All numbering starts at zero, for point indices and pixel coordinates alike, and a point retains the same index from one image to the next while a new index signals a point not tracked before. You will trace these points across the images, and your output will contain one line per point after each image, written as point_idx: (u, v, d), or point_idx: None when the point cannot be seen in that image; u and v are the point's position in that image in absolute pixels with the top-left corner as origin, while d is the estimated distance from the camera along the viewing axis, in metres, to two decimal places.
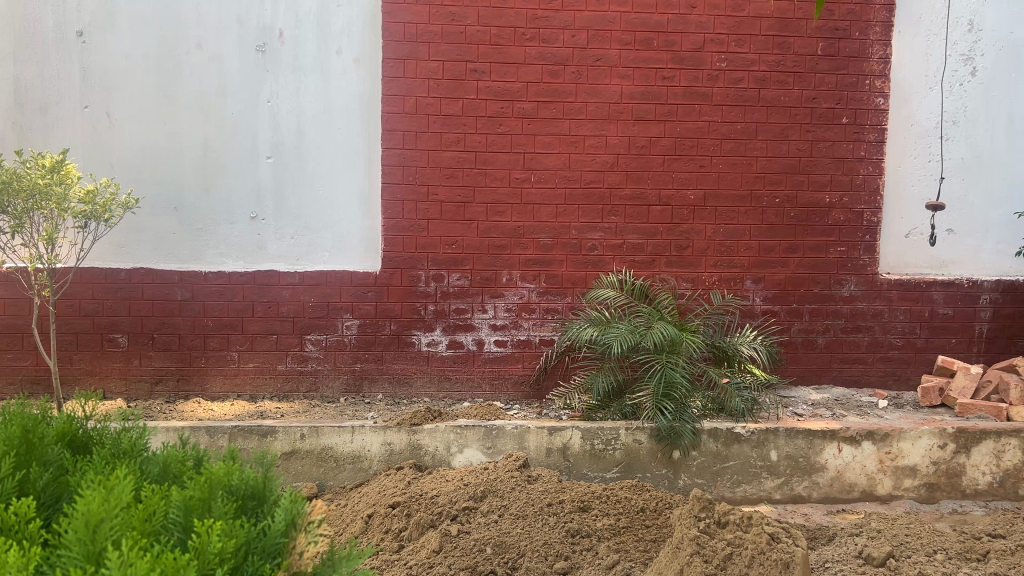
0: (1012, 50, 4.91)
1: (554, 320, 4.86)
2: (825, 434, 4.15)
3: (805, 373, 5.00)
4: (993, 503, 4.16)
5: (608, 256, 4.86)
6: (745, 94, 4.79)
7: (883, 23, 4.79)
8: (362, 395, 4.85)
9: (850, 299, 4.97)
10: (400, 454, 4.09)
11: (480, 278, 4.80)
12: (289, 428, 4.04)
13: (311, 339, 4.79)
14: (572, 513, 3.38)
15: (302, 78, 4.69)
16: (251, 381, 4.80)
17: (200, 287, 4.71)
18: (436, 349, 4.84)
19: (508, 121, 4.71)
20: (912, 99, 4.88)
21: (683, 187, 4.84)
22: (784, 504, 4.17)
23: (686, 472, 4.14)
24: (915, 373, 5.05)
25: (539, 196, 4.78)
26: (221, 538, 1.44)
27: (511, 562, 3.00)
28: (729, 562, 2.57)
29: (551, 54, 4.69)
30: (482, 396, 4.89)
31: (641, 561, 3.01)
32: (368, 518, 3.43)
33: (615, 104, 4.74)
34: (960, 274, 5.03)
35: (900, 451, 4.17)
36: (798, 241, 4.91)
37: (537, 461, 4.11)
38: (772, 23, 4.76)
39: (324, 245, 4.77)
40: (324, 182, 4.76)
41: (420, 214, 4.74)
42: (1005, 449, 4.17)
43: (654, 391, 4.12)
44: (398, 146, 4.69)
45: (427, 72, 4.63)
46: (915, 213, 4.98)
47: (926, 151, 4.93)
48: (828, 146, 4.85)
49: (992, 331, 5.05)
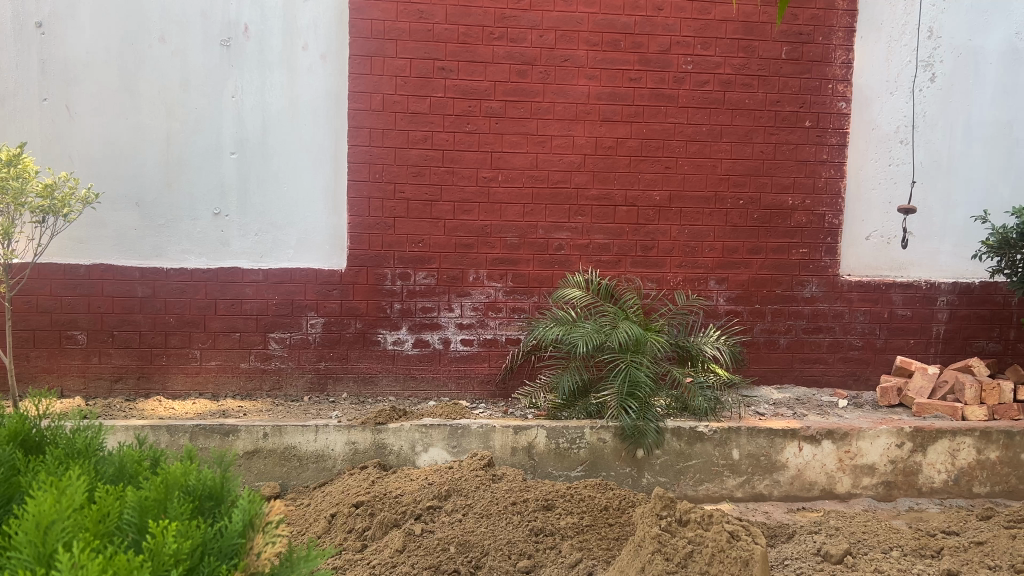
0: (971, 57, 4.99)
1: (520, 319, 4.87)
2: (786, 433, 4.21)
3: (767, 373, 5.07)
4: (948, 500, 4.25)
5: (574, 256, 4.88)
6: (710, 96, 4.84)
7: (846, 28, 4.86)
8: (326, 394, 4.82)
9: (812, 300, 5.04)
10: (365, 454, 4.07)
11: (447, 277, 4.80)
12: (252, 428, 4.00)
13: (275, 338, 4.75)
14: (536, 511, 3.39)
15: (268, 74, 4.65)
16: (213, 379, 4.75)
17: (162, 284, 4.65)
18: (401, 348, 4.82)
19: (475, 120, 4.71)
20: (873, 104, 4.96)
21: (649, 187, 4.87)
22: (746, 502, 4.22)
23: (650, 471, 4.17)
24: (874, 372, 5.13)
25: (506, 196, 4.78)
26: (175, 538, 1.42)
27: (475, 562, 3.00)
28: (689, 560, 2.59)
29: (519, 54, 4.69)
30: (448, 396, 4.89)
31: (604, 559, 3.02)
32: (331, 519, 3.41)
33: (582, 105, 4.76)
34: (919, 276, 5.11)
35: (859, 450, 4.24)
36: (761, 242, 4.97)
37: (502, 460, 4.12)
38: (737, 27, 4.81)
39: (289, 242, 4.73)
40: (289, 178, 4.72)
41: (387, 212, 4.72)
42: (960, 448, 4.26)
43: (619, 390, 4.14)
44: (364, 143, 4.66)
45: (394, 70, 4.61)
46: (876, 215, 5.06)
47: (887, 155, 5.01)
48: (791, 148, 4.92)
49: (949, 332, 5.13)
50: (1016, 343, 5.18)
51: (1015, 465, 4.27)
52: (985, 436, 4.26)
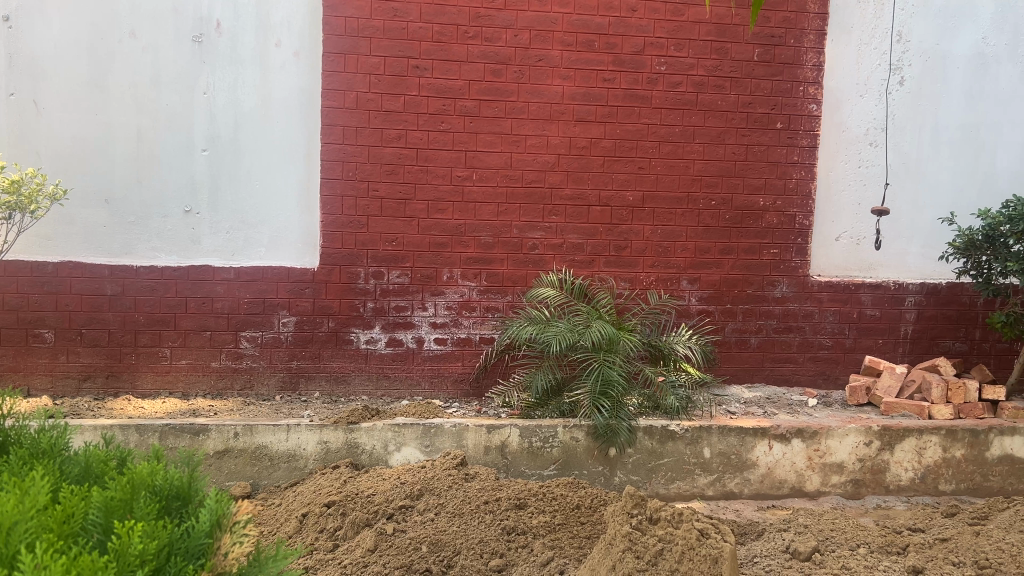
0: (939, 61, 5.05)
1: (494, 318, 4.87)
2: (756, 431, 4.25)
3: (737, 372, 5.12)
4: (914, 498, 4.32)
5: (548, 255, 4.89)
6: (683, 97, 4.87)
7: (817, 31, 4.91)
8: (299, 393, 4.80)
9: (782, 300, 5.09)
10: (337, 453, 4.05)
11: (421, 276, 4.79)
12: (223, 427, 3.97)
13: (246, 336, 4.72)
14: (509, 510, 3.40)
15: (240, 70, 4.61)
16: (183, 378, 4.71)
17: (132, 281, 4.60)
18: (375, 347, 4.81)
19: (449, 119, 4.70)
20: (843, 106, 5.02)
21: (623, 188, 4.90)
22: (717, 500, 4.26)
23: (622, 469, 4.19)
24: (843, 372, 5.19)
25: (480, 195, 4.78)
26: (142, 539, 1.41)
27: (447, 560, 3.00)
28: (660, 558, 2.61)
29: (493, 53, 4.69)
30: (421, 394, 4.88)
31: (575, 557, 3.04)
32: (303, 518, 3.39)
33: (556, 105, 4.78)
34: (887, 276, 5.18)
35: (828, 449, 4.29)
36: (733, 243, 5.02)
37: (475, 459, 4.12)
38: (710, 29, 4.85)
39: (261, 240, 4.71)
40: (261, 176, 4.69)
41: (360, 211, 4.70)
42: (927, 446, 4.32)
43: (592, 389, 4.16)
44: (338, 141, 4.64)
45: (368, 68, 4.59)
46: (846, 216, 5.12)
47: (856, 157, 5.07)
48: (763, 150, 4.96)
49: (917, 331, 5.19)
50: (982, 343, 5.24)
51: (980, 463, 4.35)
52: (951, 435, 4.33)
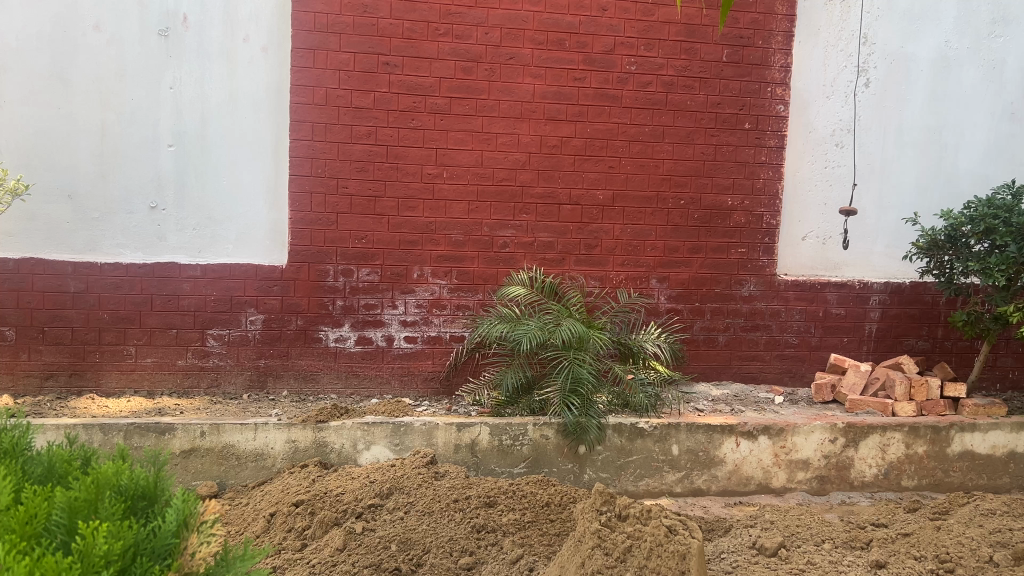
0: (904, 64, 5.13)
1: (464, 316, 4.87)
2: (724, 429, 4.30)
3: (705, 370, 5.17)
4: (878, 494, 4.39)
5: (519, 254, 4.89)
6: (653, 97, 4.90)
7: (785, 33, 4.97)
8: (267, 391, 4.76)
9: (749, 299, 5.15)
10: (305, 452, 4.03)
11: (391, 274, 4.78)
12: (189, 426, 3.92)
13: (213, 334, 4.67)
14: (479, 508, 3.41)
15: (207, 65, 4.56)
16: (148, 376, 4.66)
17: (96, 279, 4.53)
18: (344, 345, 4.79)
19: (420, 116, 4.69)
20: (810, 107, 5.08)
21: (593, 187, 4.92)
22: (685, 497, 4.30)
23: (592, 467, 4.22)
24: (809, 370, 5.26)
25: (451, 192, 4.77)
26: (106, 540, 1.39)
27: (416, 559, 3.00)
28: (629, 555, 2.62)
29: (464, 51, 4.68)
30: (391, 392, 4.86)
31: (545, 555, 3.04)
32: (270, 518, 3.36)
33: (527, 103, 4.78)
34: (852, 276, 5.25)
35: (794, 446, 4.34)
36: (701, 242, 5.06)
37: (444, 458, 4.11)
38: (679, 29, 4.88)
39: (228, 237, 4.66)
40: (229, 172, 4.65)
41: (329, 208, 4.66)
42: (890, 443, 4.39)
43: (562, 387, 4.17)
44: (307, 137, 4.60)
45: (338, 63, 4.56)
46: (812, 215, 5.19)
47: (823, 157, 5.14)
48: (731, 150, 5.01)
49: (881, 330, 5.27)
50: (944, 341, 5.33)
51: (941, 459, 4.43)
52: (913, 431, 4.40)
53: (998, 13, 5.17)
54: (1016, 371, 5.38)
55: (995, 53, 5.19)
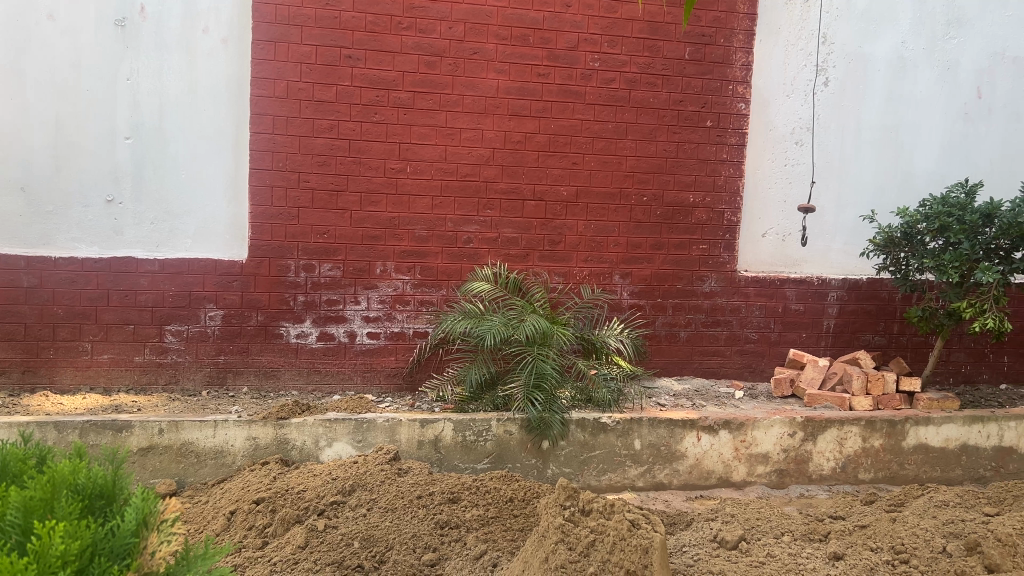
0: (862, 64, 5.21)
1: (428, 312, 4.85)
2: (685, 423, 4.33)
3: (667, 365, 5.21)
4: (835, 486, 4.47)
5: (483, 249, 4.89)
6: (617, 94, 4.92)
7: (746, 31, 5.02)
8: (226, 388, 4.70)
9: (710, 295, 5.20)
10: (266, 449, 3.99)
11: (353, 269, 4.74)
12: (147, 423, 3.86)
13: (171, 330, 4.61)
14: (442, 504, 3.40)
15: (165, 56, 4.48)
16: (105, 373, 4.58)
17: (50, 273, 4.43)
18: (305, 341, 4.74)
19: (383, 110, 4.65)
20: (771, 105, 5.14)
21: (557, 183, 4.92)
22: (647, 491, 4.33)
23: (555, 462, 4.24)
24: (769, 365, 5.33)
25: (414, 187, 4.75)
26: (64, 540, 1.37)
27: (379, 556, 2.98)
28: (592, 549, 2.63)
29: (428, 45, 4.66)
30: (354, 389, 4.83)
31: (508, 550, 3.05)
32: (231, 516, 3.32)
33: (491, 98, 4.76)
34: (811, 272, 5.32)
35: (754, 440, 4.40)
36: (663, 238, 5.10)
37: (407, 454, 4.10)
38: (643, 26, 4.90)
39: (186, 231, 4.59)
40: (187, 166, 4.57)
41: (290, 202, 4.61)
42: (847, 437, 4.47)
43: (526, 382, 4.17)
44: (267, 130, 4.54)
45: (299, 56, 4.51)
46: (772, 213, 5.25)
47: (783, 155, 5.20)
48: (693, 147, 5.05)
49: (839, 326, 5.35)
50: (899, 337, 5.43)
51: (896, 452, 4.52)
52: (870, 425, 4.49)
53: (952, 15, 5.27)
54: (968, 366, 5.51)
55: (949, 54, 5.30)
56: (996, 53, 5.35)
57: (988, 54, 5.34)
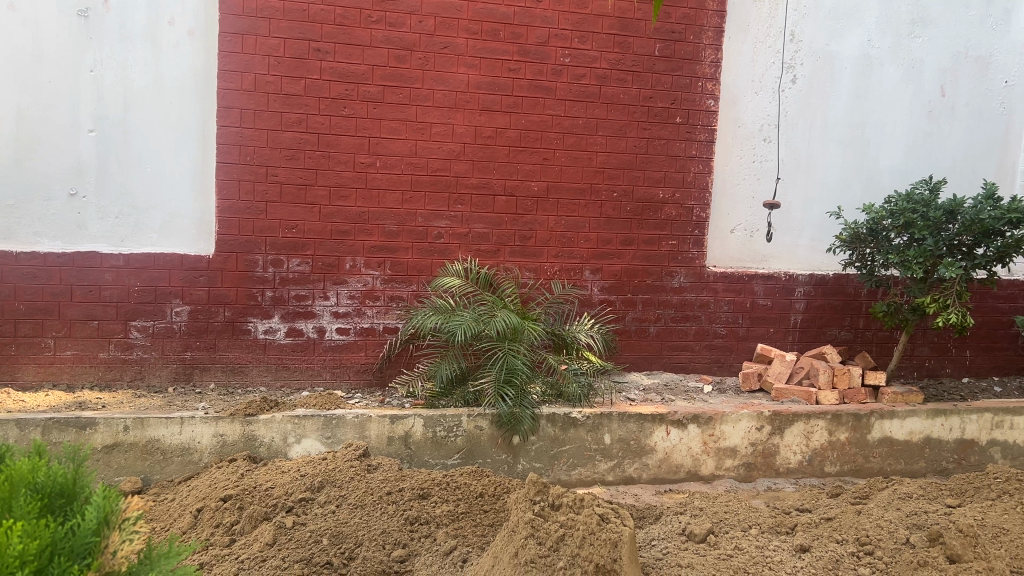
0: (829, 61, 5.27)
1: (398, 308, 4.84)
2: (655, 418, 4.36)
3: (637, 360, 5.23)
4: (802, 479, 4.52)
5: (453, 244, 4.88)
6: (587, 90, 4.93)
7: (715, 28, 5.04)
8: (193, 384, 4.65)
9: (680, 290, 5.23)
10: (233, 446, 3.95)
11: (322, 264, 4.70)
12: (112, 420, 3.81)
13: (137, 326, 4.54)
14: (412, 500, 3.39)
15: (130, 48, 4.41)
16: (68, 370, 4.50)
17: (11, 268, 4.35)
18: (273, 337, 4.70)
19: (352, 104, 4.61)
20: (739, 102, 5.18)
21: (527, 178, 4.92)
22: (616, 486, 4.35)
23: (525, 457, 4.24)
24: (737, 359, 5.38)
25: (384, 182, 4.72)
26: (21, 539, 1.34)
27: (348, 552, 2.97)
28: (562, 544, 2.63)
29: (398, 39, 4.62)
30: (323, 385, 4.80)
31: (478, 546, 3.05)
32: (197, 513, 3.27)
33: (461, 93, 4.75)
34: (778, 268, 5.37)
35: (722, 434, 4.44)
36: (633, 234, 5.12)
37: (377, 450, 4.07)
38: (613, 22, 4.90)
39: (152, 226, 4.53)
40: (152, 159, 4.51)
41: (258, 196, 4.57)
42: (814, 430, 4.53)
43: (496, 377, 4.18)
44: (235, 124, 4.49)
45: (267, 49, 4.46)
46: (740, 209, 5.29)
47: (751, 152, 5.25)
48: (662, 144, 5.08)
49: (806, 321, 5.41)
50: (865, 331, 5.51)
51: (862, 445, 4.59)
52: (836, 419, 4.55)
53: (917, 14, 5.34)
54: (931, 361, 5.61)
55: (913, 53, 5.37)
56: (960, 52, 5.43)
57: (952, 53, 5.42)
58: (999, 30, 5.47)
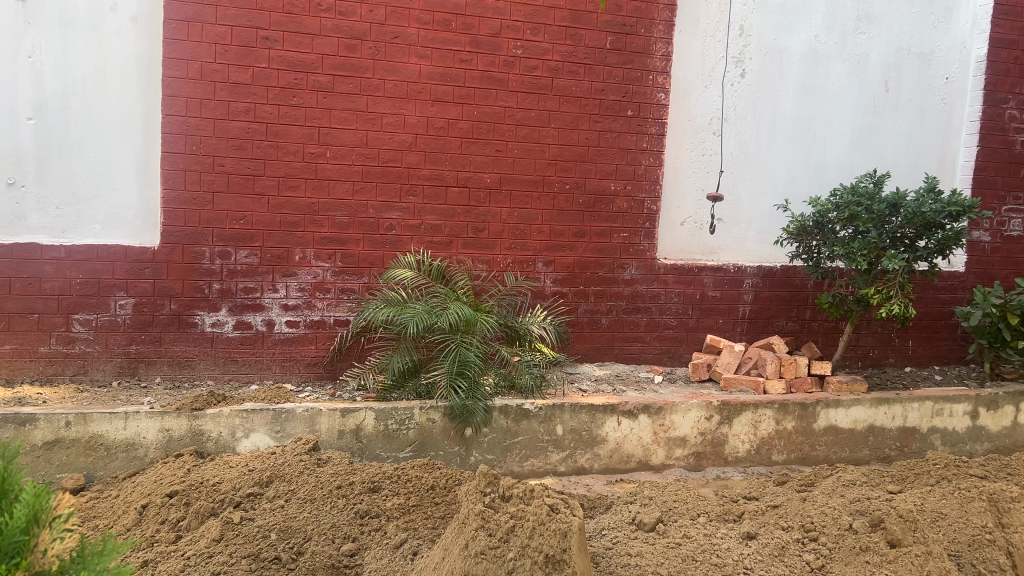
0: (777, 56, 5.34)
1: (349, 300, 4.79)
2: (606, 409, 4.39)
3: (589, 351, 5.26)
4: (750, 468, 4.60)
5: (405, 236, 4.85)
6: (539, 82, 4.93)
7: (666, 22, 5.07)
8: (138, 378, 4.56)
9: (631, 282, 5.27)
10: (180, 441, 3.88)
11: (271, 256, 4.63)
12: (53, 416, 3.71)
13: (79, 319, 4.43)
14: (363, 494, 3.38)
15: (70, 34, 4.29)
16: (8, 365, 4.38)
17: None
18: (221, 330, 4.63)
19: (301, 93, 4.55)
20: (690, 96, 5.22)
21: (480, 170, 4.91)
22: (568, 476, 4.38)
23: (478, 449, 4.24)
24: (687, 350, 5.44)
25: (334, 172, 4.66)
26: None
27: (297, 547, 2.95)
28: (512, 535, 2.63)
29: (348, 28, 4.56)
30: (272, 378, 4.74)
31: (429, 538, 3.05)
32: (143, 510, 3.21)
33: (413, 83, 4.71)
34: (727, 260, 5.45)
35: (672, 424, 4.49)
36: (585, 226, 5.14)
37: (328, 443, 4.04)
38: (565, 15, 4.91)
39: (95, 217, 4.42)
40: (95, 148, 4.40)
41: (204, 186, 4.48)
42: (761, 419, 4.60)
43: (449, 369, 4.17)
44: (180, 113, 4.40)
45: (214, 37, 4.37)
46: (690, 202, 5.35)
47: (700, 145, 5.30)
48: (614, 136, 5.10)
49: (754, 312, 5.50)
50: (812, 322, 5.61)
51: (808, 434, 4.68)
52: (783, 408, 4.63)
53: (863, 10, 5.44)
54: (876, 351, 5.74)
55: (859, 49, 5.48)
56: (903, 48, 5.55)
57: (895, 50, 5.54)
58: (940, 28, 5.59)
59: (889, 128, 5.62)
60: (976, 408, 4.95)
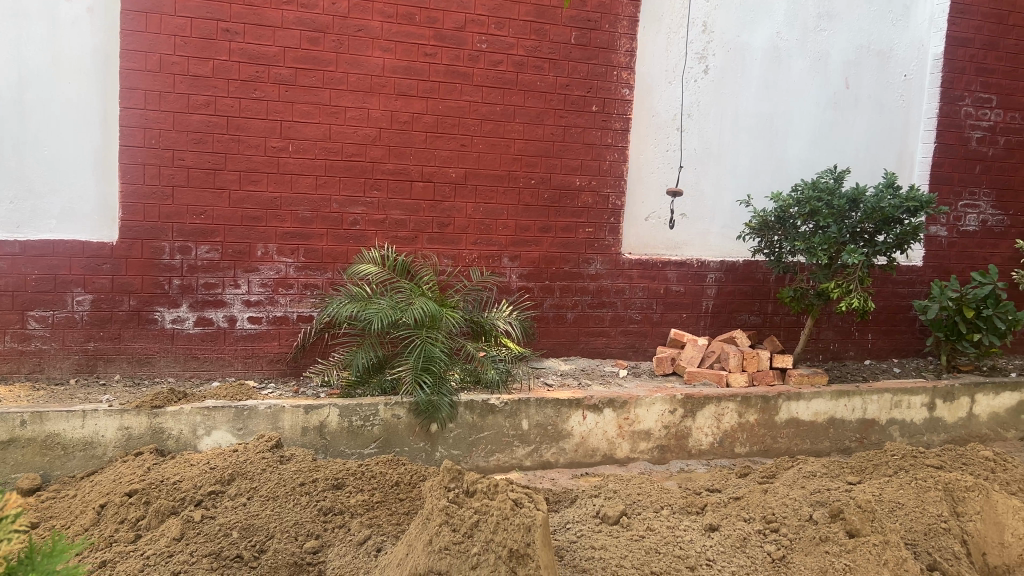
0: (739, 52, 5.39)
1: (313, 296, 4.76)
2: (571, 403, 4.40)
3: (554, 346, 5.28)
4: (713, 460, 4.65)
5: (370, 231, 4.82)
6: (504, 76, 4.92)
7: (630, 18, 5.09)
8: (96, 376, 4.49)
9: (596, 277, 5.29)
10: (139, 439, 3.82)
11: (232, 252, 4.58)
12: (6, 416, 3.63)
13: (35, 316, 4.35)
14: (326, 491, 3.36)
15: (24, 24, 4.19)
16: None
17: None
18: (182, 326, 4.57)
19: (262, 86, 4.49)
20: (654, 91, 5.25)
21: (445, 165, 4.89)
22: (534, 470, 4.39)
23: (443, 445, 4.23)
24: (651, 344, 5.47)
25: (297, 166, 4.61)
26: None
27: (258, 545, 2.91)
28: (476, 530, 2.62)
29: (310, 21, 4.51)
30: (234, 375, 4.70)
31: (392, 534, 3.04)
32: (101, 510, 3.16)
33: (376, 77, 4.67)
34: (691, 254, 5.49)
35: (637, 417, 4.51)
36: (550, 221, 5.15)
37: (291, 440, 4.01)
38: (529, 9, 4.90)
39: (50, 211, 4.33)
40: (50, 142, 4.31)
41: (164, 180, 4.41)
42: (724, 413, 4.65)
43: (415, 365, 4.15)
44: (139, 105, 4.32)
45: (173, 28, 4.30)
46: (655, 197, 5.38)
47: (665, 141, 5.34)
48: (579, 132, 5.11)
49: (717, 306, 5.55)
50: (774, 316, 5.68)
51: (770, 426, 4.74)
52: (745, 401, 4.68)
53: (823, 8, 5.50)
54: (836, 344, 5.82)
55: (820, 46, 5.54)
56: (862, 46, 5.63)
57: (855, 47, 5.62)
58: (899, 26, 5.68)
59: (850, 124, 5.70)
60: (933, 400, 5.05)
